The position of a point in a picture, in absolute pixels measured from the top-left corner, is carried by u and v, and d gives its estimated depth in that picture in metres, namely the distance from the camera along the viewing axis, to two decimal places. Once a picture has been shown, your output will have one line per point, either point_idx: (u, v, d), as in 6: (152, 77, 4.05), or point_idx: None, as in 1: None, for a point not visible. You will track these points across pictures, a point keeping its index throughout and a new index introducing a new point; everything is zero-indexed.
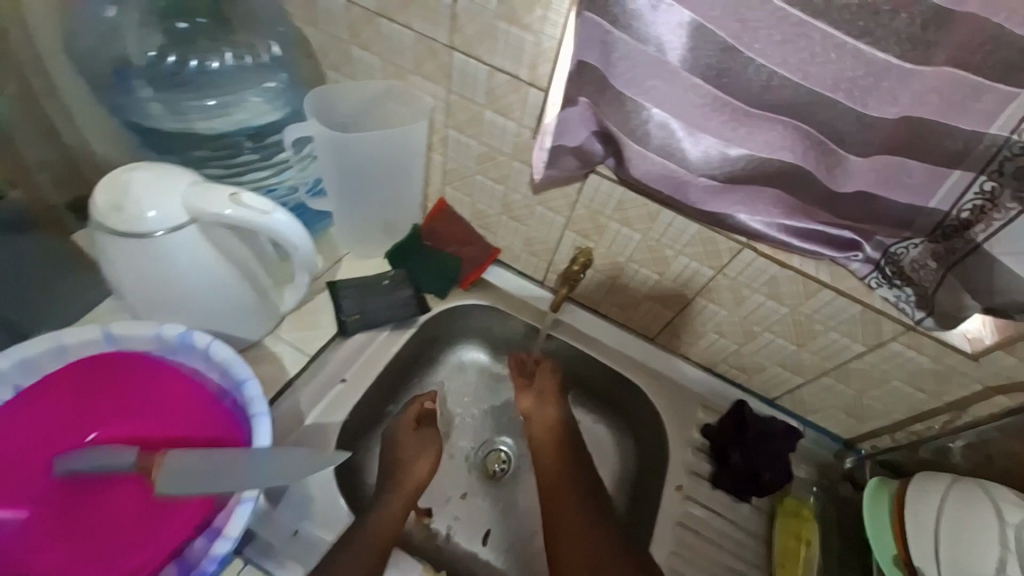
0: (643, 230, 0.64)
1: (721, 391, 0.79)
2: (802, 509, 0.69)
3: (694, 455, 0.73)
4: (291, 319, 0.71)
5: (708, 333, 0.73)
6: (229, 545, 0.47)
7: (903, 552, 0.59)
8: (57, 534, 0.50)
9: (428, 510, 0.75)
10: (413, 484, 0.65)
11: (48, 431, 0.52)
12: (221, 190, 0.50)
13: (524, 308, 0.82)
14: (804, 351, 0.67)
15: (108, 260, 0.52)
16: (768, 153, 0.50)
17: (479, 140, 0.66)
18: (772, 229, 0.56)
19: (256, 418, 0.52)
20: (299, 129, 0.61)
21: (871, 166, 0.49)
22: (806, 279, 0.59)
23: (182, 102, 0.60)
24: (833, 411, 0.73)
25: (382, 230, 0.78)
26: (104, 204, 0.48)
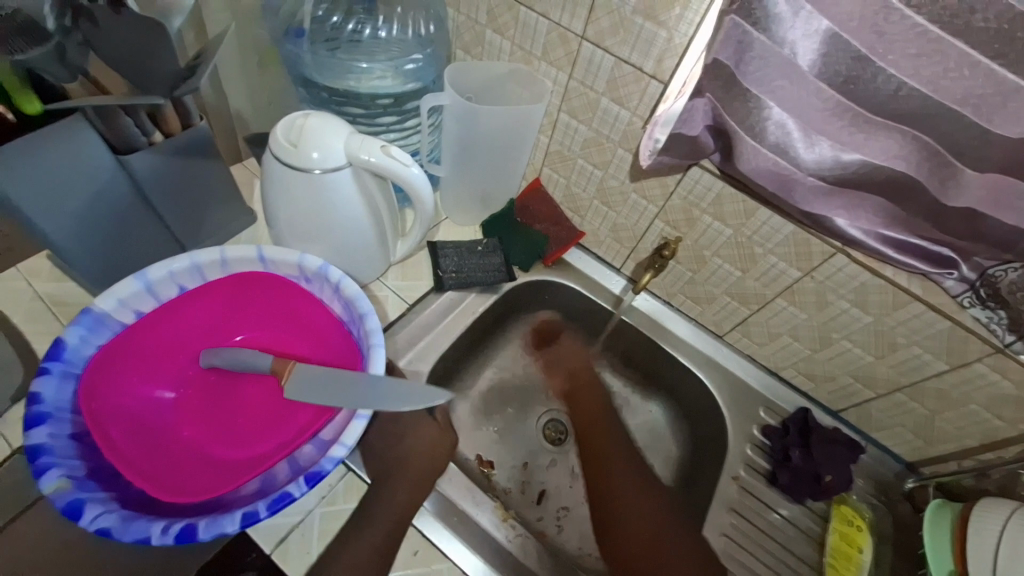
0: (736, 225, 0.68)
1: (785, 395, 0.81)
2: (856, 518, 0.71)
3: (751, 450, 0.76)
4: (396, 269, 0.79)
5: (782, 335, 0.75)
6: (344, 452, 0.50)
7: (962, 569, 0.60)
8: (196, 418, 0.56)
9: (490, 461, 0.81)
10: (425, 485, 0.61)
11: (204, 327, 0.59)
12: (374, 141, 0.57)
13: (600, 290, 0.86)
14: (880, 363, 0.69)
15: (271, 188, 0.60)
16: (883, 160, 0.52)
17: (589, 126, 0.71)
18: (869, 237, 0.59)
19: (373, 347, 0.57)
20: (436, 98, 0.68)
21: (984, 184, 0.50)
22: (896, 290, 0.61)
23: (337, 63, 0.69)
24: (899, 430, 0.74)
25: (479, 202, 0.85)
26: (282, 140, 0.56)
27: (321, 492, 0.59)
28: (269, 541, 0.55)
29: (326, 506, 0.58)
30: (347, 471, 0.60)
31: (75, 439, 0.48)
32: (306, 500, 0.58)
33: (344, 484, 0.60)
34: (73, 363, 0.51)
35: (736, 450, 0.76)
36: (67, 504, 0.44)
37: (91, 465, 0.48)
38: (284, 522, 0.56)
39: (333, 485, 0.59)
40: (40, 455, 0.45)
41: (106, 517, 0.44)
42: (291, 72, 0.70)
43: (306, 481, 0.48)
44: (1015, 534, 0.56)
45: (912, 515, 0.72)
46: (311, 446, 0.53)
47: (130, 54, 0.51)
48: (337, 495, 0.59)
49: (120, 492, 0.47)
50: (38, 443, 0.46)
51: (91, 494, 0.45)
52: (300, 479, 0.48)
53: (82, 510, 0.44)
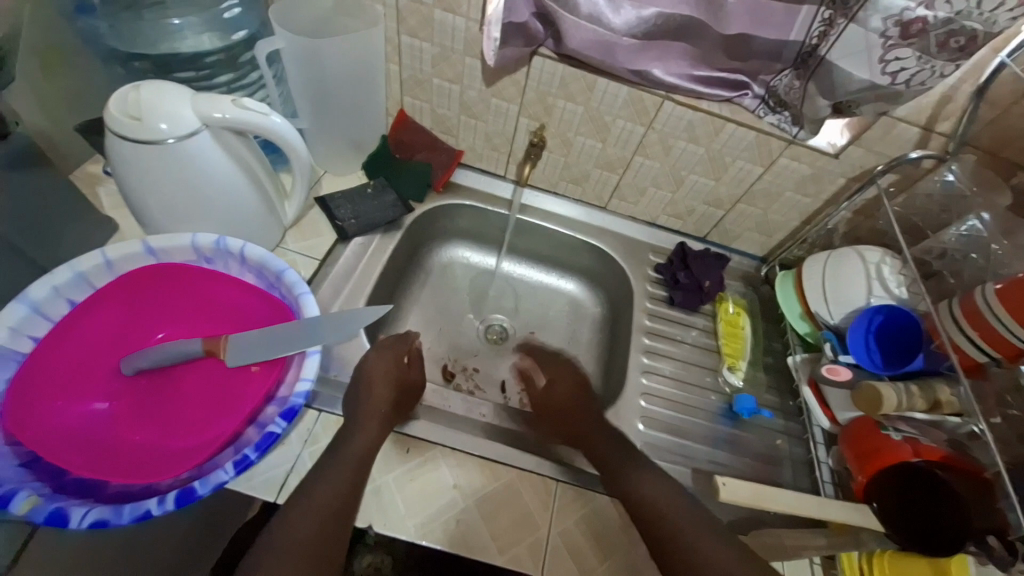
0: (584, 101, 0.77)
1: (665, 238, 0.97)
2: (736, 307, 0.89)
3: (652, 287, 0.92)
4: (293, 232, 0.79)
5: (648, 188, 0.89)
6: (310, 384, 0.55)
7: (806, 307, 0.80)
8: (140, 420, 0.56)
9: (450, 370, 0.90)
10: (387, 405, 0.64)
11: (113, 335, 0.57)
12: (223, 98, 0.56)
13: (493, 200, 0.93)
14: (721, 185, 0.85)
15: (128, 174, 0.56)
16: (672, 8, 0.65)
17: (432, 42, 0.74)
18: (683, 80, 0.71)
19: (300, 297, 0.60)
20: (269, 43, 0.67)
21: (743, 8, 0.64)
22: (713, 118, 0.75)
23: (143, 28, 0.64)
24: (749, 234, 0.93)
25: (353, 147, 0.86)
26: (120, 117, 0.53)
27: (302, 438, 0.62)
28: (269, 491, 0.58)
29: (312, 446, 0.62)
30: (319, 413, 0.64)
31: (26, 466, 0.48)
32: (290, 448, 0.61)
33: (322, 424, 0.63)
34: None
35: (640, 290, 0.91)
36: (48, 515, 0.44)
37: (54, 483, 0.48)
38: (277, 471, 0.59)
39: (312, 428, 0.63)
40: None
41: (94, 512, 0.44)
42: (97, 50, 0.64)
43: (284, 418, 0.52)
44: (833, 267, 0.77)
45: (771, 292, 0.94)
46: (272, 405, 0.56)
47: None
48: (318, 434, 0.62)
49: (96, 495, 0.48)
50: None
51: (66, 502, 0.45)
52: (277, 419, 0.52)
53: (66, 515, 0.44)
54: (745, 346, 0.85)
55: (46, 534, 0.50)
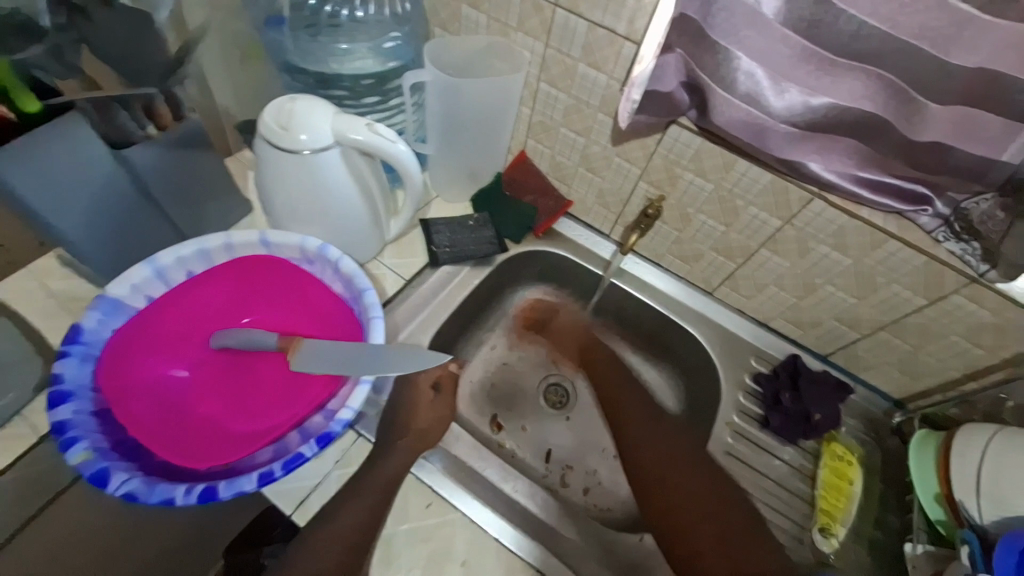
0: (716, 179, 0.69)
1: (775, 345, 0.84)
2: (847, 454, 0.73)
3: (744, 397, 0.80)
4: (391, 247, 0.81)
5: (769, 286, 0.78)
6: (352, 414, 0.54)
7: (945, 489, 0.64)
8: (210, 394, 0.59)
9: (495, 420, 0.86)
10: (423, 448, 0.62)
11: (212, 310, 0.62)
12: (359, 119, 0.58)
13: (591, 256, 0.89)
14: (863, 305, 0.71)
15: (265, 173, 0.61)
16: (850, 102, 0.54)
17: (568, 93, 0.73)
18: (844, 179, 0.60)
19: (373, 320, 0.60)
20: (417, 74, 0.70)
21: (950, 117, 0.52)
22: (872, 229, 0.63)
23: (314, 46, 0.70)
24: (886, 368, 0.77)
25: (467, 178, 0.87)
26: (272, 123, 0.57)
27: (335, 457, 0.62)
28: (289, 503, 0.59)
29: (342, 468, 0.61)
30: (358, 436, 0.64)
31: (98, 415, 0.52)
32: (322, 464, 0.61)
33: (357, 448, 0.63)
34: (93, 346, 0.54)
35: (730, 397, 0.80)
36: (94, 472, 0.48)
37: (114, 438, 0.51)
38: (306, 483, 0.60)
39: (347, 449, 0.63)
40: (65, 430, 0.49)
41: (131, 483, 0.48)
42: (274, 59, 0.72)
43: (317, 443, 0.52)
44: (995, 451, 0.59)
45: (900, 447, 0.76)
46: (320, 416, 0.56)
47: (123, 47, 0.55)
48: (351, 458, 0.62)
49: (143, 462, 0.51)
50: (63, 419, 0.49)
51: (115, 463, 0.49)
52: (312, 441, 0.51)
53: (109, 478, 0.48)
54: (850, 507, 0.70)
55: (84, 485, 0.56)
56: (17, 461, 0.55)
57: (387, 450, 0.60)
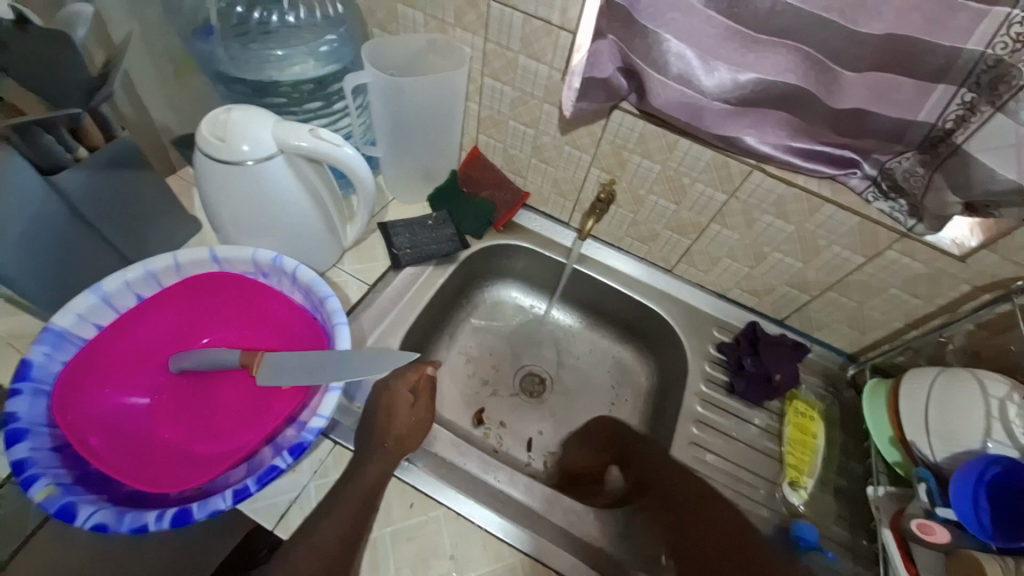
0: (662, 159, 0.72)
1: (734, 314, 0.87)
2: (809, 409, 0.77)
3: (710, 367, 0.83)
4: (352, 254, 0.80)
5: (722, 258, 0.81)
6: (323, 422, 0.54)
7: (898, 432, 0.68)
8: (174, 419, 0.58)
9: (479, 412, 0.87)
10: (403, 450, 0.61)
11: (168, 333, 0.60)
12: (302, 126, 0.58)
13: (552, 245, 0.90)
14: (809, 268, 0.75)
15: (209, 187, 0.60)
16: (775, 76, 0.57)
17: (513, 86, 0.74)
18: (779, 150, 0.63)
19: (337, 326, 0.60)
20: (358, 76, 0.69)
21: (864, 83, 0.55)
22: (809, 196, 0.66)
23: (247, 53, 0.69)
24: (837, 326, 0.81)
25: (423, 177, 0.87)
26: (210, 136, 0.56)
27: (312, 467, 0.62)
28: (270, 519, 0.58)
29: (320, 479, 0.61)
30: (334, 445, 0.64)
31: (57, 450, 0.50)
32: (299, 477, 0.61)
33: (333, 457, 0.63)
34: (43, 381, 0.52)
35: (696, 369, 0.82)
36: (58, 508, 0.46)
37: (76, 472, 0.50)
38: (282, 498, 0.59)
39: (323, 459, 0.63)
40: (25, 468, 0.47)
41: (99, 514, 0.46)
42: (209, 71, 0.70)
43: (291, 454, 0.51)
44: (941, 393, 0.64)
45: (856, 399, 0.80)
46: (291, 428, 0.56)
47: (42, 69, 0.51)
48: (328, 467, 0.62)
49: (110, 493, 0.50)
50: (22, 457, 0.47)
51: (80, 497, 0.47)
52: (284, 453, 0.51)
53: (74, 511, 0.46)
54: (816, 459, 0.74)
55: (50, 527, 0.54)
56: None
57: (363, 454, 0.60)
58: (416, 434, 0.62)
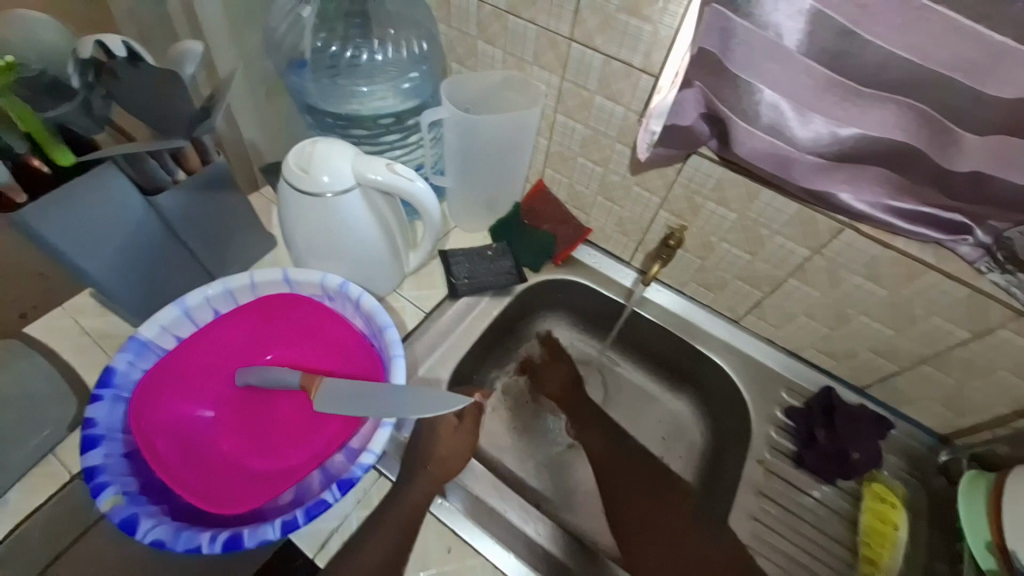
0: (740, 209, 0.68)
1: (807, 375, 0.80)
2: (890, 495, 0.70)
3: (775, 433, 0.77)
4: (411, 279, 0.81)
5: (798, 315, 0.75)
6: (373, 458, 0.53)
7: (998, 539, 0.59)
8: (234, 432, 0.60)
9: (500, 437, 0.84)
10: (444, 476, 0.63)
11: (236, 348, 0.63)
12: (380, 160, 0.59)
13: (610, 284, 0.87)
14: (900, 336, 0.68)
15: (288, 213, 0.62)
16: (880, 132, 0.52)
17: (586, 124, 0.73)
18: (877, 209, 0.58)
19: (394, 358, 0.60)
20: (435, 113, 0.70)
21: (985, 147, 0.49)
22: (908, 261, 0.60)
23: (334, 87, 0.72)
24: (928, 402, 0.73)
25: (486, 208, 0.87)
26: (295, 167, 0.59)
27: (356, 497, 0.61)
28: (311, 545, 0.58)
29: (361, 510, 0.61)
30: (378, 476, 0.63)
31: (128, 457, 0.52)
32: (343, 505, 0.61)
33: (376, 488, 0.62)
34: (123, 388, 0.55)
35: (760, 432, 0.76)
36: (123, 518, 0.48)
37: (142, 480, 0.52)
38: (324, 527, 0.59)
39: (367, 489, 0.62)
40: (96, 475, 0.50)
41: (158, 529, 0.48)
42: (296, 100, 0.74)
43: (339, 488, 0.51)
44: None
45: (947, 487, 0.71)
46: (341, 455, 0.56)
47: (151, 102, 0.54)
48: (371, 498, 0.62)
49: (169, 504, 0.51)
50: (95, 464, 0.50)
51: (143, 508, 0.49)
52: (333, 486, 0.51)
53: (136, 523, 0.48)
54: (896, 556, 0.66)
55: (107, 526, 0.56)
56: (52, 497, 0.56)
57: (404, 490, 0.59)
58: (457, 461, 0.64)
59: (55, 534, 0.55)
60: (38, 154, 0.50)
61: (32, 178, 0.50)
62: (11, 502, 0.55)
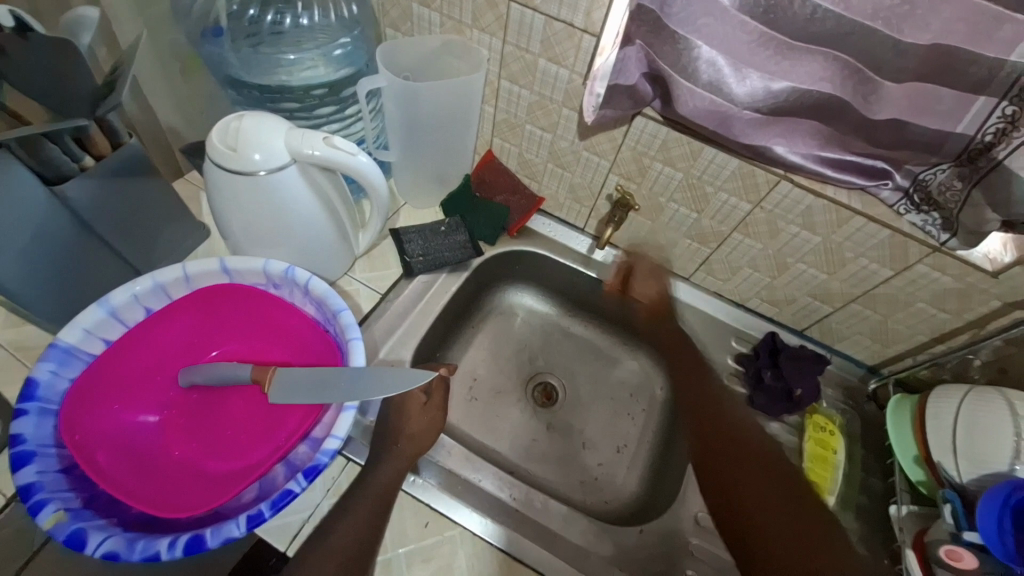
0: (686, 167, 0.69)
1: (753, 324, 0.85)
2: (829, 424, 0.76)
3: (729, 379, 0.81)
4: (362, 261, 0.79)
5: (743, 267, 0.79)
6: (338, 443, 0.52)
7: (924, 452, 0.66)
8: (185, 435, 0.56)
9: (469, 412, 0.84)
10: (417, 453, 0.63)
11: (177, 347, 0.59)
12: (316, 134, 0.56)
13: (566, 251, 0.88)
14: (834, 280, 0.73)
15: (220, 197, 0.58)
16: (809, 85, 0.55)
17: (531, 89, 0.71)
18: (809, 161, 0.61)
19: (351, 341, 0.58)
20: (372, 81, 0.66)
21: (904, 94, 0.53)
22: (838, 208, 0.64)
23: (257, 56, 0.67)
24: (859, 338, 0.79)
25: (436, 181, 0.84)
26: (221, 145, 0.54)
27: (325, 485, 0.60)
28: (282, 540, 0.57)
29: (332, 497, 0.60)
30: (347, 461, 0.62)
31: (65, 472, 0.48)
32: (313, 495, 0.60)
33: (345, 474, 0.62)
34: (50, 400, 0.50)
35: None
36: (68, 535, 0.44)
37: (85, 495, 0.48)
38: (294, 519, 0.58)
39: (336, 477, 0.61)
40: (32, 493, 0.45)
41: (110, 542, 0.44)
42: (216, 74, 0.68)
43: (305, 476, 0.49)
44: (969, 411, 0.62)
45: (877, 412, 0.79)
46: (305, 445, 0.54)
47: (47, 79, 0.48)
48: (341, 485, 0.61)
49: (120, 516, 0.48)
50: (29, 481, 0.45)
51: (90, 522, 0.46)
52: (298, 476, 0.49)
53: (84, 539, 0.44)
54: (835, 476, 0.72)
55: (53, 547, 0.52)
56: None
57: (374, 471, 0.58)
58: (427, 436, 0.64)
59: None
60: None
61: None
62: None
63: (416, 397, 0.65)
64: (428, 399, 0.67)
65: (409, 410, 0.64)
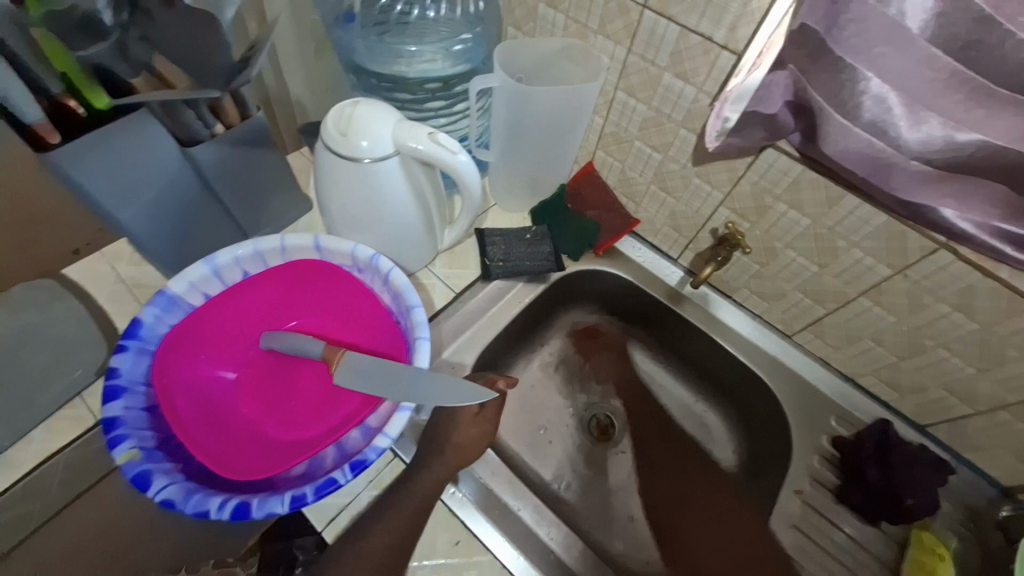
0: (816, 215, 0.60)
1: (862, 404, 0.73)
2: (941, 547, 0.63)
3: (819, 463, 0.71)
4: (443, 257, 0.78)
5: (864, 338, 0.67)
6: (388, 442, 0.51)
7: None
8: (254, 396, 0.59)
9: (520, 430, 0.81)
10: (461, 464, 0.61)
11: (262, 311, 0.61)
12: (422, 128, 0.55)
13: (654, 282, 0.81)
14: (984, 378, 0.59)
15: (324, 178, 0.59)
16: (1007, 142, 0.43)
17: (649, 105, 0.66)
18: (983, 232, 0.49)
19: (418, 341, 0.57)
20: (485, 80, 0.65)
21: None
22: (1012, 295, 0.51)
23: (380, 46, 0.68)
24: (1001, 453, 0.64)
25: (529, 187, 0.82)
26: (333, 129, 0.55)
27: (369, 476, 0.60)
28: (320, 520, 0.58)
29: (373, 490, 0.60)
30: (393, 457, 0.62)
31: (147, 411, 0.52)
32: (355, 482, 0.60)
33: (390, 468, 0.61)
34: (149, 341, 0.55)
35: (801, 460, 0.71)
36: (136, 474, 0.47)
37: (160, 436, 0.52)
38: (332, 504, 0.58)
39: (380, 469, 0.61)
40: (115, 427, 0.49)
41: (170, 489, 0.47)
42: (342, 58, 0.70)
43: (350, 469, 0.49)
44: None
45: (1007, 547, 0.64)
46: (358, 432, 0.55)
47: (187, 47, 0.50)
48: (383, 479, 0.60)
49: (184, 464, 0.51)
50: (115, 415, 0.50)
51: (158, 465, 0.49)
52: (345, 467, 0.49)
53: (150, 480, 0.47)
54: None
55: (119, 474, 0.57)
56: (73, 442, 0.57)
57: (416, 474, 0.58)
58: (475, 450, 0.62)
59: (73, 477, 0.56)
60: (73, 95, 0.48)
61: (67, 120, 0.48)
62: (35, 442, 0.57)
63: (469, 409, 0.64)
64: (481, 412, 0.65)
65: (461, 421, 0.63)
